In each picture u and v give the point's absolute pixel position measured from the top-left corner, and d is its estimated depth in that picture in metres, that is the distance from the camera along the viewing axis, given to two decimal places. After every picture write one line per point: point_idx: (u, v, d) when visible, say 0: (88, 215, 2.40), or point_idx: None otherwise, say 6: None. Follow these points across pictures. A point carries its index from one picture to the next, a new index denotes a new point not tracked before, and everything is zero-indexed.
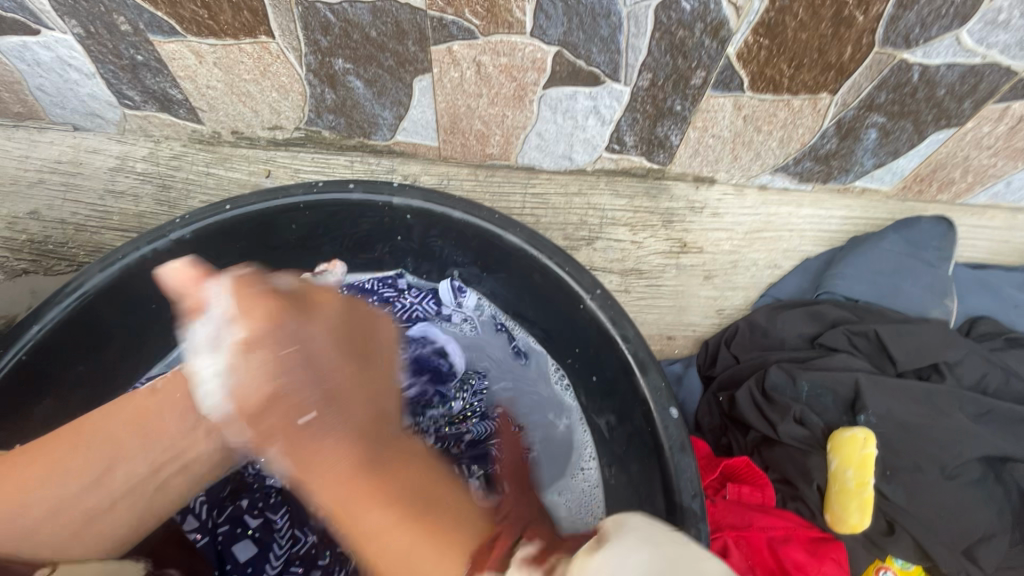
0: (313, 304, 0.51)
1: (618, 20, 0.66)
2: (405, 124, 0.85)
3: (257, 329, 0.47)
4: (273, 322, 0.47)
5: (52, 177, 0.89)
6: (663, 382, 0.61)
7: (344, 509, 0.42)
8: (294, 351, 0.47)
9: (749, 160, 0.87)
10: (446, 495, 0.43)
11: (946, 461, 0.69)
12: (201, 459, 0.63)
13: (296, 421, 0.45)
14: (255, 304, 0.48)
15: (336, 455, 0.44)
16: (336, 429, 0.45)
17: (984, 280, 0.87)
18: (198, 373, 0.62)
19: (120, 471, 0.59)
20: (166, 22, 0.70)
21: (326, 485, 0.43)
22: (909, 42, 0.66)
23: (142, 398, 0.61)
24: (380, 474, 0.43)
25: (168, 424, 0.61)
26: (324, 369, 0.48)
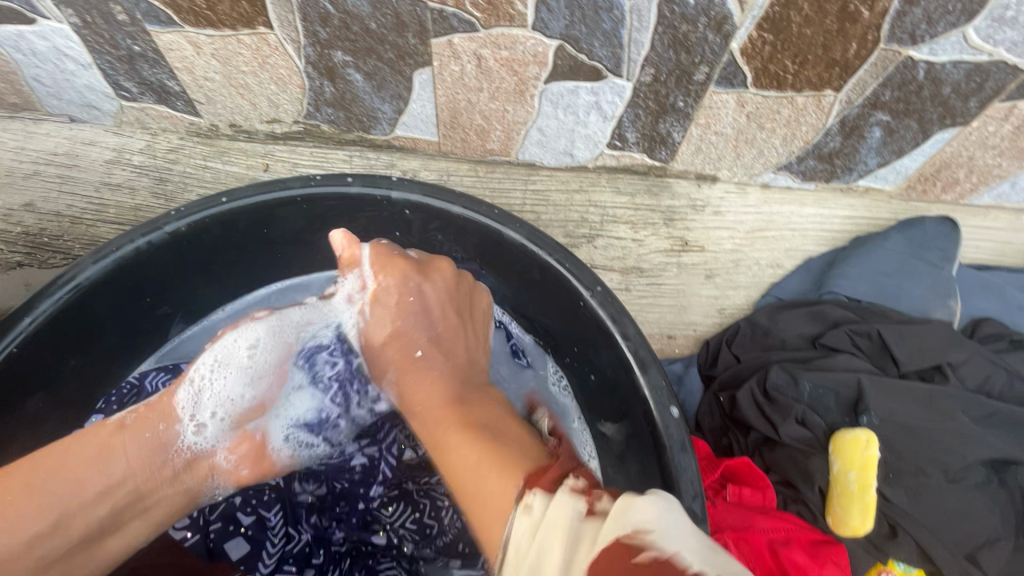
0: (432, 270, 0.70)
1: (620, 14, 0.65)
2: (405, 118, 0.84)
3: (384, 283, 0.67)
4: (403, 285, 0.68)
5: (48, 169, 0.88)
6: (663, 380, 0.60)
7: (433, 423, 0.58)
8: (402, 310, 0.68)
9: (752, 158, 0.86)
10: (513, 444, 0.50)
11: (950, 464, 0.68)
12: (163, 502, 0.59)
13: (411, 353, 0.66)
14: (384, 272, 0.68)
15: (436, 377, 0.64)
16: (435, 364, 0.65)
17: (988, 282, 0.86)
18: (181, 393, 0.61)
19: (80, 517, 0.53)
20: (163, 12, 0.70)
21: (427, 407, 0.60)
22: (916, 38, 0.65)
23: (107, 432, 0.56)
24: (462, 403, 0.59)
25: (133, 465, 0.56)
26: (432, 318, 0.68)
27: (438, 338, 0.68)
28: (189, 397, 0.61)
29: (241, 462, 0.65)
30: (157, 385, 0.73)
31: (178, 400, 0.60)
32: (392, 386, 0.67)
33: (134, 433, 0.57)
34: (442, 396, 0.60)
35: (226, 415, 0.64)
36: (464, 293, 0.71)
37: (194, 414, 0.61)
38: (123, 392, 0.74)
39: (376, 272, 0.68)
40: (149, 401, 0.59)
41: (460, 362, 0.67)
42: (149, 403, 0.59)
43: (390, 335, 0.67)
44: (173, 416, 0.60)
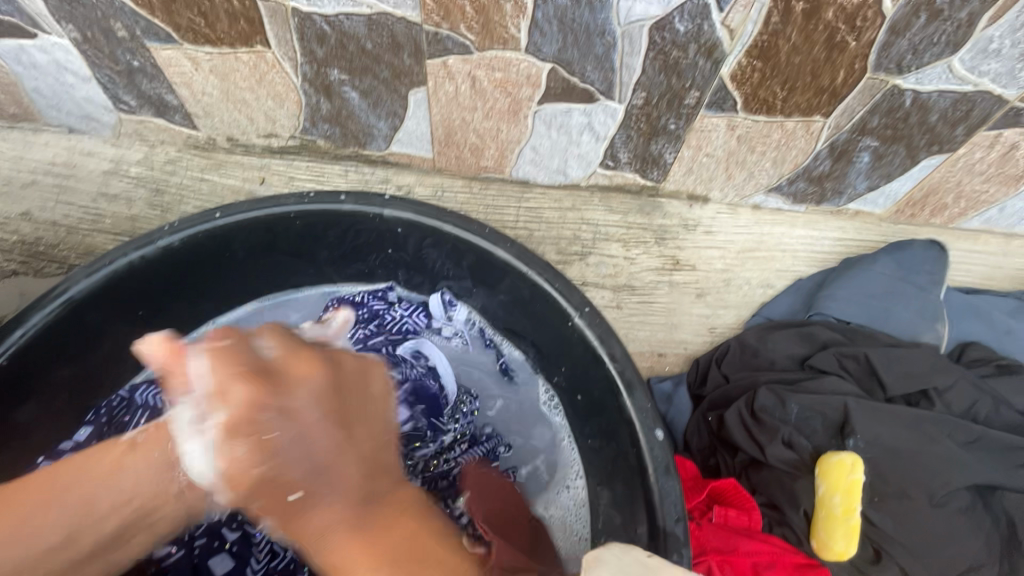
0: (281, 383, 0.48)
1: (612, 40, 0.66)
2: (400, 135, 0.85)
3: (235, 413, 0.46)
4: (252, 412, 0.46)
5: (46, 179, 0.89)
6: (649, 402, 0.60)
7: (339, 558, 0.51)
8: (249, 454, 0.46)
9: (743, 179, 0.87)
10: (428, 575, 0.50)
11: (935, 488, 0.68)
12: (166, 518, 0.60)
13: (282, 498, 0.49)
14: (234, 387, 0.46)
15: (340, 502, 0.51)
16: (320, 507, 0.50)
17: (975, 305, 0.87)
18: (188, 412, 0.59)
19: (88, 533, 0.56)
20: (162, 29, 0.71)
21: (339, 548, 0.51)
22: (902, 68, 0.66)
23: (118, 450, 0.57)
24: (368, 533, 0.51)
25: (141, 482, 0.57)
26: (309, 448, 0.49)
27: (309, 480, 0.49)
28: None
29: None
30: (147, 398, 0.74)
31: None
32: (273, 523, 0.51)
33: (143, 453, 0.57)
34: (345, 523, 0.51)
35: None
36: (341, 391, 0.52)
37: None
38: (113, 405, 0.74)
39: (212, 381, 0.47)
40: (160, 419, 0.59)
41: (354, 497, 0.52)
42: (159, 421, 0.59)
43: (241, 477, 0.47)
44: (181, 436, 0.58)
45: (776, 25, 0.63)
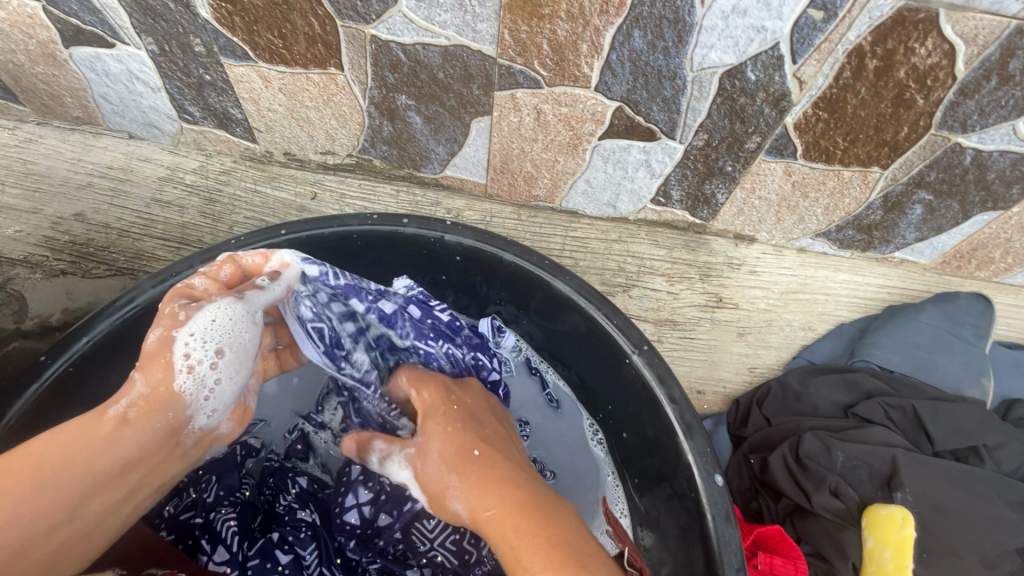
0: (462, 384, 0.62)
1: (682, 83, 0.68)
2: (456, 160, 0.86)
3: (425, 397, 0.58)
4: (440, 396, 0.58)
5: (102, 182, 0.90)
6: (708, 447, 0.60)
7: (503, 537, 0.47)
8: (456, 422, 0.55)
9: (792, 223, 0.88)
10: (582, 541, 0.46)
11: (983, 548, 0.67)
12: (169, 473, 0.56)
13: (468, 453, 0.52)
14: (425, 388, 0.59)
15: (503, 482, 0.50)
16: (502, 459, 0.53)
17: (1019, 361, 0.87)
18: (184, 380, 0.54)
19: (97, 500, 0.50)
20: (240, 47, 0.72)
21: (489, 505, 0.48)
22: (966, 127, 0.67)
23: (105, 425, 0.51)
24: (525, 517, 0.47)
25: (143, 449, 0.52)
26: (478, 428, 0.55)
27: (490, 438, 0.55)
28: (187, 370, 0.54)
29: (237, 425, 0.61)
30: None
31: (184, 389, 0.54)
32: (459, 496, 0.50)
33: (134, 430, 0.52)
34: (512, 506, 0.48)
35: (229, 389, 0.57)
36: (494, 406, 0.63)
37: (207, 396, 0.55)
38: None
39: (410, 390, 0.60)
40: (142, 392, 0.53)
41: (520, 466, 0.53)
42: (145, 393, 0.53)
43: (433, 457, 0.53)
44: (183, 402, 0.54)
45: (847, 81, 0.64)
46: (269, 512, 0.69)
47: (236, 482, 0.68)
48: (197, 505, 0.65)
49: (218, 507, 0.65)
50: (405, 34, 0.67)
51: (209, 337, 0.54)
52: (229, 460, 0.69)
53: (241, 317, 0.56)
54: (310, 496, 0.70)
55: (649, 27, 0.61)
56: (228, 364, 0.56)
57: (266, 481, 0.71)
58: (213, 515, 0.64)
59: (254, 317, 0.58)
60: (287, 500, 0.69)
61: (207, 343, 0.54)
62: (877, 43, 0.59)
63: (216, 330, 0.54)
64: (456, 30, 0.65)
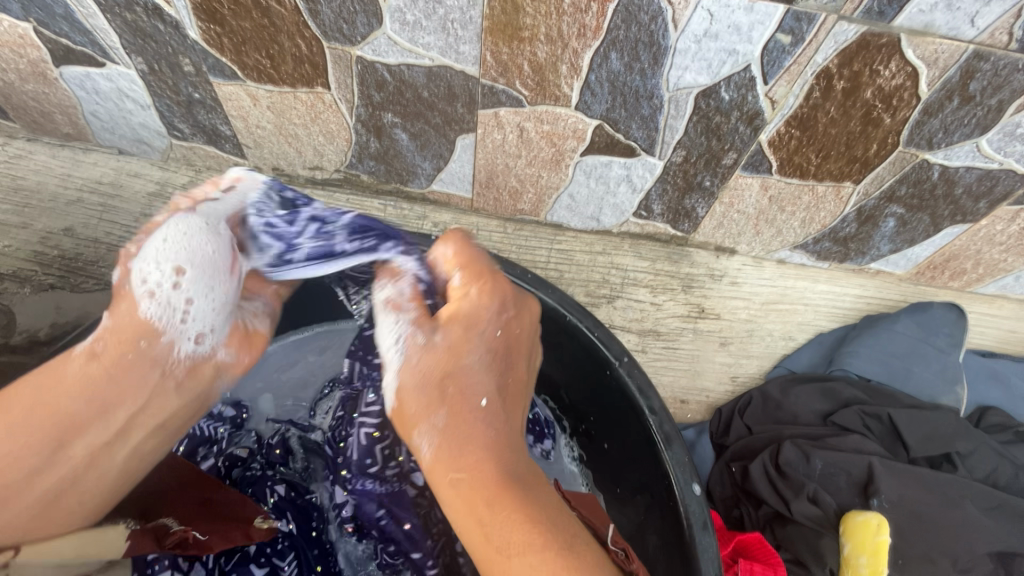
0: (523, 308, 0.52)
1: (659, 103, 0.70)
2: (442, 176, 0.88)
3: (471, 303, 0.49)
4: (484, 311, 0.49)
5: (91, 197, 0.91)
6: (686, 456, 0.61)
7: (467, 504, 0.41)
8: (480, 356, 0.47)
9: (770, 236, 0.90)
10: (556, 515, 0.42)
11: (957, 553, 0.69)
12: (170, 409, 0.50)
13: (474, 402, 0.45)
14: (475, 287, 0.50)
15: (493, 437, 0.44)
16: (502, 423, 0.45)
17: (992, 369, 0.90)
18: (146, 305, 0.48)
19: (77, 447, 0.46)
20: (229, 67, 0.74)
21: (458, 468, 0.42)
22: (932, 144, 0.70)
23: (77, 362, 0.47)
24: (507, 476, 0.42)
25: (129, 387, 0.47)
26: (497, 366, 0.48)
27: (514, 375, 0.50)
28: (145, 292, 0.48)
29: (241, 351, 0.52)
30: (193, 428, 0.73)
31: (150, 314, 0.48)
32: (432, 435, 0.44)
33: (104, 364, 0.47)
34: (498, 456, 0.43)
35: (214, 311, 0.50)
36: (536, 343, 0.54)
37: (182, 319, 0.48)
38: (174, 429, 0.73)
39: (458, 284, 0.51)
40: (112, 324, 0.49)
41: (520, 433, 0.47)
42: (112, 326, 0.49)
43: (433, 370, 0.46)
44: (155, 328, 0.48)
45: (817, 100, 0.66)
46: None
47: None
48: None
49: None
50: (390, 55, 0.69)
51: (164, 255, 0.48)
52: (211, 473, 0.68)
53: (195, 228, 0.50)
54: (288, 504, 0.68)
55: (625, 50, 0.64)
56: (194, 282, 0.49)
57: (244, 491, 0.68)
58: None
59: (216, 228, 0.50)
60: (264, 509, 0.66)
61: (160, 262, 0.48)
62: (844, 65, 0.62)
63: (170, 248, 0.48)
64: (439, 52, 0.67)
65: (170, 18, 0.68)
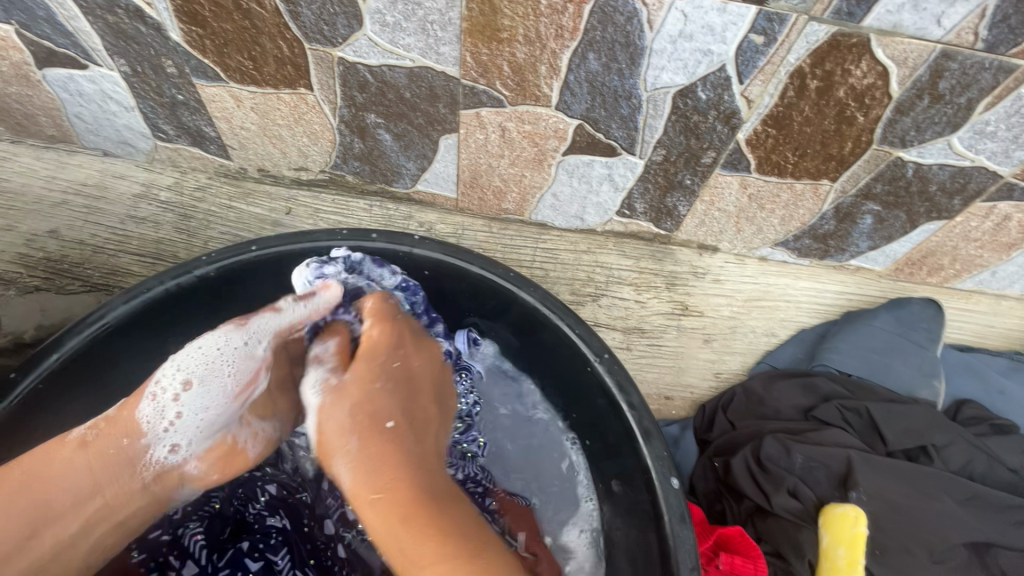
0: (419, 352, 0.67)
1: (638, 102, 0.71)
2: (427, 176, 0.89)
3: (371, 342, 0.64)
4: (384, 352, 0.63)
5: (76, 199, 0.91)
6: (666, 451, 0.62)
7: (382, 518, 0.50)
8: (386, 386, 0.61)
9: (752, 233, 0.91)
10: (467, 531, 0.50)
11: (934, 544, 0.70)
12: (135, 512, 0.58)
13: (379, 424, 0.57)
14: (375, 328, 0.65)
15: (397, 456, 0.55)
16: (406, 441, 0.57)
17: (969, 363, 0.91)
18: (145, 407, 0.57)
19: (46, 534, 0.53)
20: (211, 69, 0.74)
21: (376, 488, 0.52)
22: (905, 142, 0.71)
23: (67, 449, 0.55)
24: (402, 494, 0.51)
25: (102, 480, 0.55)
26: (401, 399, 0.61)
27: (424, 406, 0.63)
28: (156, 393, 0.58)
29: (212, 467, 0.62)
30: None
31: (144, 416, 0.57)
32: (350, 461, 0.55)
33: (93, 458, 0.55)
34: (401, 473, 0.53)
35: (200, 423, 0.60)
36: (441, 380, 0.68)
37: (167, 428, 0.58)
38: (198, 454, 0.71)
39: (367, 325, 0.65)
40: (110, 415, 0.58)
41: (429, 453, 0.58)
42: (110, 417, 0.58)
43: (350, 406, 0.59)
44: (140, 430, 0.57)
45: (791, 99, 0.67)
46: (238, 522, 0.69)
47: (203, 496, 0.68)
48: (164, 522, 0.65)
49: (185, 523, 0.66)
50: (371, 56, 0.70)
51: (184, 367, 0.59)
52: None
53: (230, 348, 0.60)
54: (280, 502, 0.71)
55: (603, 51, 0.65)
56: (195, 395, 0.59)
57: (235, 491, 0.71)
58: (181, 531, 0.65)
59: (248, 352, 0.61)
60: (257, 508, 0.70)
61: (178, 372, 0.59)
62: (816, 65, 0.63)
63: (194, 359, 0.60)
64: (420, 53, 0.68)
65: (151, 20, 0.68)
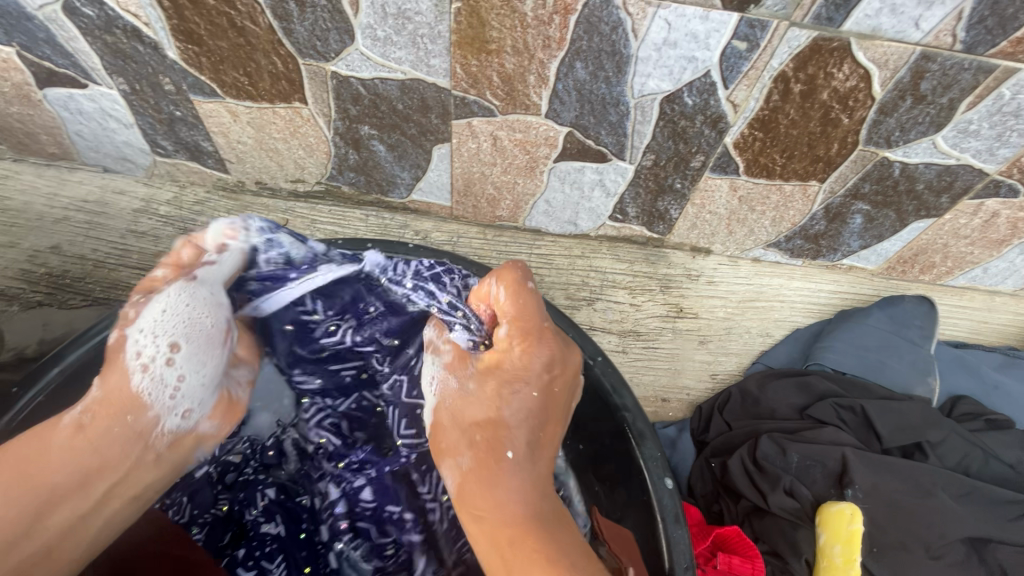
0: (564, 363, 0.55)
1: (626, 109, 0.72)
2: (421, 185, 0.90)
3: (508, 351, 0.54)
4: (524, 364, 0.53)
5: (77, 215, 0.93)
6: (659, 452, 0.63)
7: (492, 543, 0.49)
8: (513, 407, 0.53)
9: (743, 235, 0.92)
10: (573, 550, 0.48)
11: (930, 540, 0.70)
12: (144, 480, 0.55)
13: (499, 455, 0.52)
14: (519, 339, 0.54)
15: (519, 494, 0.51)
16: (526, 471, 0.52)
17: (963, 360, 0.92)
18: (139, 379, 0.53)
19: (54, 517, 0.50)
20: (208, 85, 0.76)
21: (484, 513, 0.51)
22: (890, 142, 0.72)
23: (63, 434, 0.51)
24: (528, 517, 0.50)
25: (109, 453, 0.52)
26: (526, 418, 0.53)
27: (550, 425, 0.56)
28: (140, 361, 0.53)
29: (222, 418, 0.60)
30: None
31: (140, 387, 0.53)
32: (456, 472, 0.54)
33: (92, 435, 0.52)
34: (518, 504, 0.50)
35: (201, 382, 0.56)
36: (563, 405, 0.57)
37: (172, 393, 0.54)
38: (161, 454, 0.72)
39: (506, 325, 0.54)
40: (95, 397, 0.53)
41: (534, 487, 0.51)
42: (96, 398, 0.53)
43: (466, 419, 0.54)
44: (143, 398, 0.53)
45: (776, 103, 0.68)
46: (240, 525, 0.70)
47: (209, 499, 0.69)
48: (169, 526, 0.67)
49: (190, 526, 0.67)
50: (363, 70, 0.71)
51: (161, 331, 0.53)
52: (200, 479, 0.68)
53: (197, 300, 0.54)
54: (279, 506, 0.71)
55: (589, 59, 0.66)
56: (187, 357, 0.54)
57: (238, 495, 0.70)
58: (183, 536, 0.66)
59: (217, 303, 0.56)
60: (254, 514, 0.70)
61: (158, 337, 0.52)
62: (799, 69, 0.64)
63: (169, 322, 0.53)
64: (411, 66, 0.69)
65: (149, 40, 0.70)
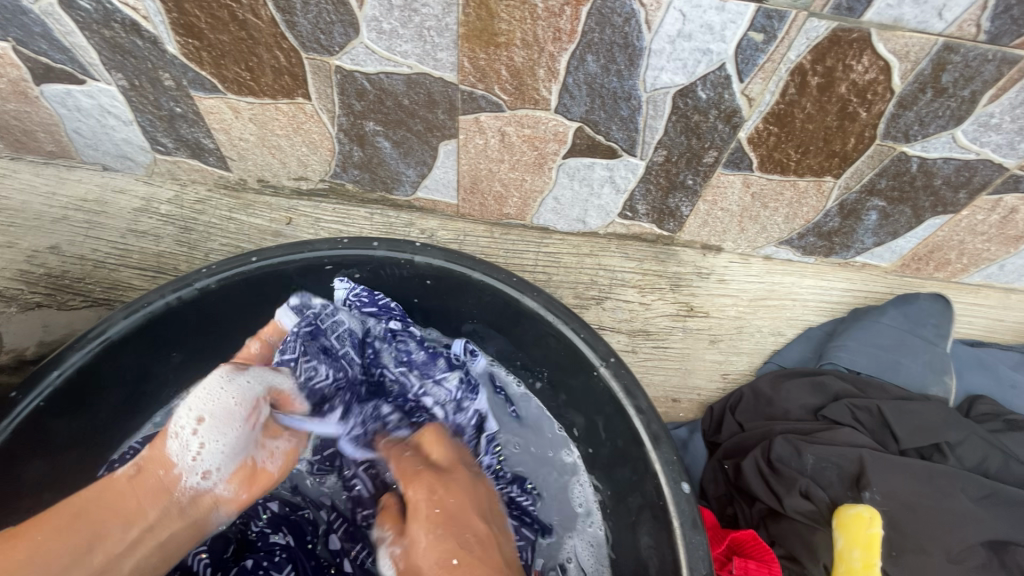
0: (455, 476, 0.62)
1: (638, 103, 0.70)
2: (427, 182, 0.88)
3: (410, 488, 0.61)
4: (424, 489, 0.60)
5: (77, 215, 0.91)
6: (675, 456, 0.61)
7: None
8: (433, 526, 0.56)
9: (755, 232, 0.91)
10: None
11: (950, 544, 0.69)
12: (168, 536, 0.52)
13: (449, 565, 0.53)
14: (412, 474, 0.62)
15: None
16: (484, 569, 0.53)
17: (979, 359, 0.90)
18: (172, 443, 0.54)
19: (99, 554, 0.48)
20: (209, 81, 0.74)
21: None
22: (908, 136, 0.70)
23: (119, 482, 0.52)
24: None
25: (148, 509, 0.51)
26: (457, 530, 0.56)
27: (490, 534, 0.58)
28: (188, 418, 0.55)
29: (239, 489, 0.57)
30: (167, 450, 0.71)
31: (171, 450, 0.54)
32: None
33: (136, 486, 0.52)
34: None
35: (229, 447, 0.56)
36: (495, 512, 0.62)
37: (195, 458, 0.54)
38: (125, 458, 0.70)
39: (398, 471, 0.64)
40: (144, 455, 0.54)
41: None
42: (146, 455, 0.54)
43: (416, 556, 0.55)
44: (173, 462, 0.53)
45: (793, 96, 0.67)
46: (241, 540, 0.67)
47: None
48: None
49: None
50: (368, 64, 0.69)
51: (196, 404, 0.56)
52: None
53: (233, 384, 0.58)
54: (283, 519, 0.70)
55: (601, 52, 0.64)
56: (211, 428, 0.55)
57: None
58: (183, 550, 0.64)
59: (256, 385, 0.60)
60: (259, 526, 0.68)
61: (191, 410, 0.55)
62: (817, 61, 0.62)
63: (204, 399, 0.56)
64: (417, 59, 0.68)
65: (148, 34, 0.68)
